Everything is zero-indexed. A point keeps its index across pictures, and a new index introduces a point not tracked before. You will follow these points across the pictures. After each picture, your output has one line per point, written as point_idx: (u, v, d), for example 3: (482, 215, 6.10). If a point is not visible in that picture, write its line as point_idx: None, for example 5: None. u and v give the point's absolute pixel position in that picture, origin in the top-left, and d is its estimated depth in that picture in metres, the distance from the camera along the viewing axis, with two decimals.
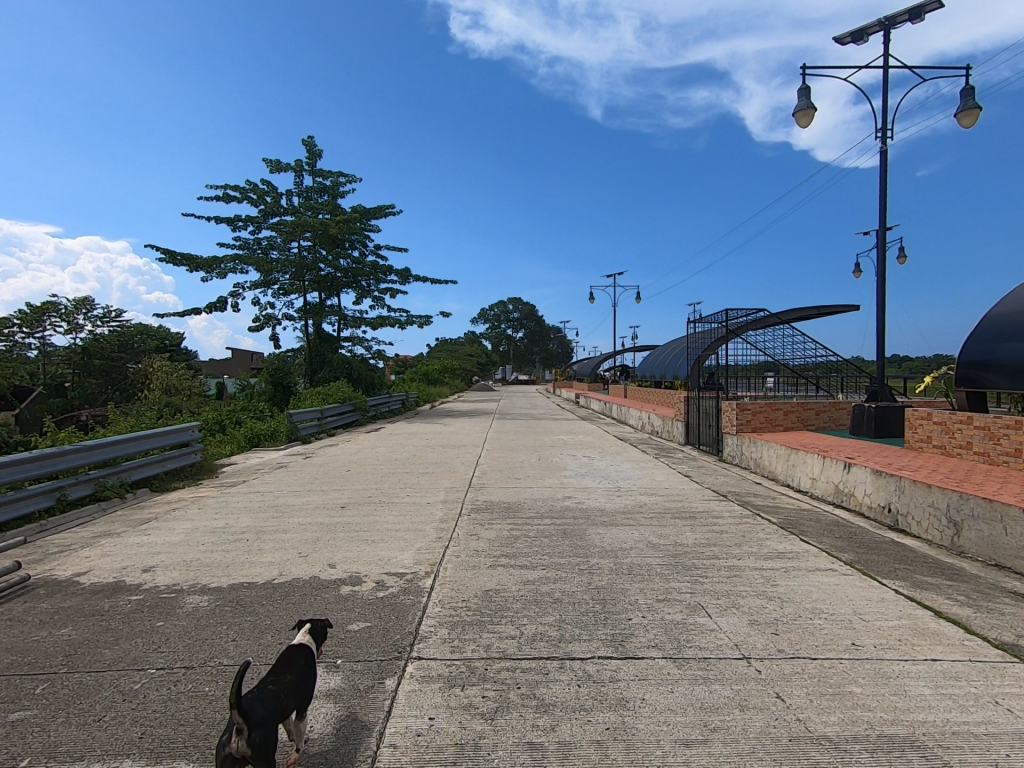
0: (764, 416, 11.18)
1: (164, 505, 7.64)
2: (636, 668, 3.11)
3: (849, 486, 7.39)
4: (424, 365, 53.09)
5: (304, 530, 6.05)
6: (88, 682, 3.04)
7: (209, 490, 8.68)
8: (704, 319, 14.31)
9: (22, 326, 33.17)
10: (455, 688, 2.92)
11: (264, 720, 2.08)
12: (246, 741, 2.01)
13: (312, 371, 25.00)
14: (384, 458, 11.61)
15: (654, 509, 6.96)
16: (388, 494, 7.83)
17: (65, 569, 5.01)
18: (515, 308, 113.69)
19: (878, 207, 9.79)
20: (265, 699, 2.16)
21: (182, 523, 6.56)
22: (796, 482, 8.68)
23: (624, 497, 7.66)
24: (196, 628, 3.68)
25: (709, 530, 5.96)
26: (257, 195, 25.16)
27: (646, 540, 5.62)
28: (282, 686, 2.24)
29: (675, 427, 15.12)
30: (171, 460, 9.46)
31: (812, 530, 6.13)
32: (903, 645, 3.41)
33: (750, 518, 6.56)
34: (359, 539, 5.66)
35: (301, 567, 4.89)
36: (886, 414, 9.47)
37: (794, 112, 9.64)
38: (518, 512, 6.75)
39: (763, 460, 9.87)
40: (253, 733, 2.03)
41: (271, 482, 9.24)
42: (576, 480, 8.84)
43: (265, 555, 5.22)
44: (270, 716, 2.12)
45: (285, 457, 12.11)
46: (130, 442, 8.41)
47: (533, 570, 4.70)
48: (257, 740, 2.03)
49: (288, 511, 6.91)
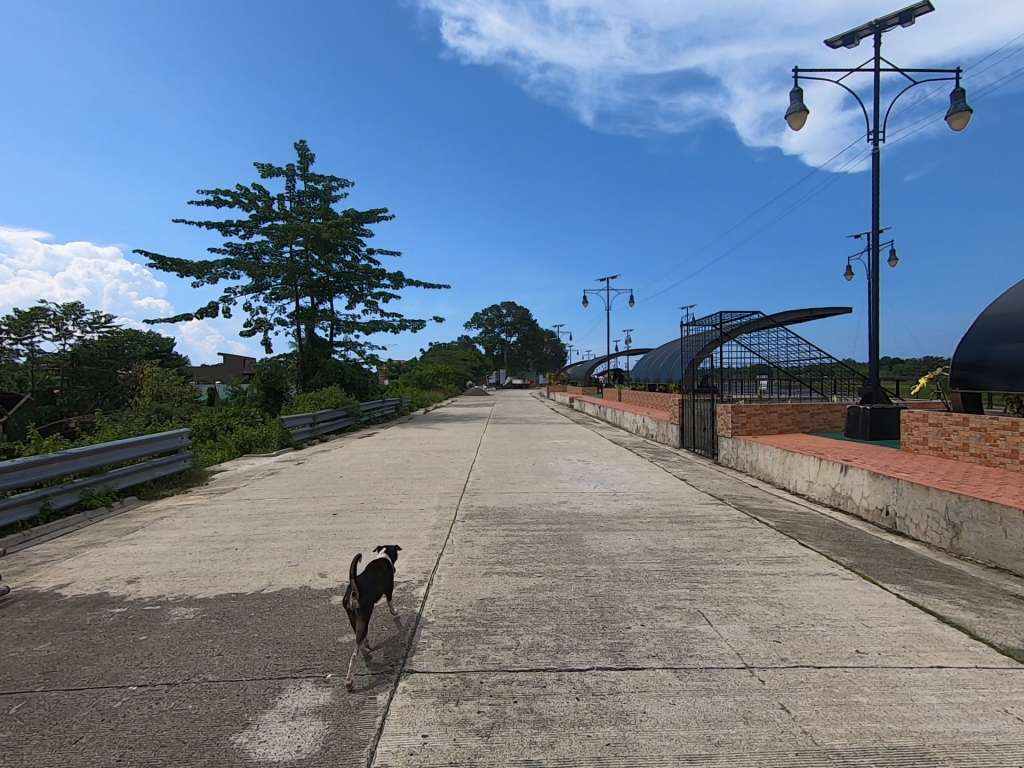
0: (759, 419, 11.16)
1: (151, 514, 7.48)
2: (636, 679, 3.01)
3: (845, 488, 7.36)
4: (418, 370, 52.86)
5: (295, 539, 5.91)
6: (66, 701, 2.92)
7: (198, 497, 8.51)
8: (698, 322, 14.29)
9: (10, 332, 32.77)
10: (449, 704, 2.81)
11: (368, 590, 3.24)
12: (358, 600, 3.16)
13: (304, 376, 24.84)
14: (378, 464, 11.47)
15: (650, 513, 6.88)
16: (381, 501, 7.70)
17: (47, 580, 4.86)
18: (509, 312, 113.69)
19: (871, 209, 9.80)
20: (368, 580, 3.32)
21: (169, 532, 6.40)
22: (792, 485, 8.64)
23: (620, 501, 7.57)
24: (180, 642, 3.55)
25: (706, 535, 5.88)
26: (249, 199, 25.01)
27: (643, 545, 5.53)
28: (378, 576, 3.40)
29: (670, 430, 15.08)
30: (160, 467, 9.30)
31: (810, 533, 6.06)
32: (908, 653, 3.33)
33: (747, 522, 6.49)
34: (351, 548, 5.53)
35: (290, 576, 4.76)
36: (880, 416, 9.45)
37: (786, 115, 9.65)
38: (514, 518, 6.64)
39: (758, 463, 9.83)
40: (362, 596, 3.18)
41: (262, 488, 9.10)
42: (571, 485, 8.76)
43: (254, 564, 5.09)
44: (370, 592, 3.26)
45: (276, 463, 11.94)
46: (117, 449, 8.25)
47: (529, 577, 4.60)
48: (364, 601, 3.18)
49: (278, 519, 6.76)
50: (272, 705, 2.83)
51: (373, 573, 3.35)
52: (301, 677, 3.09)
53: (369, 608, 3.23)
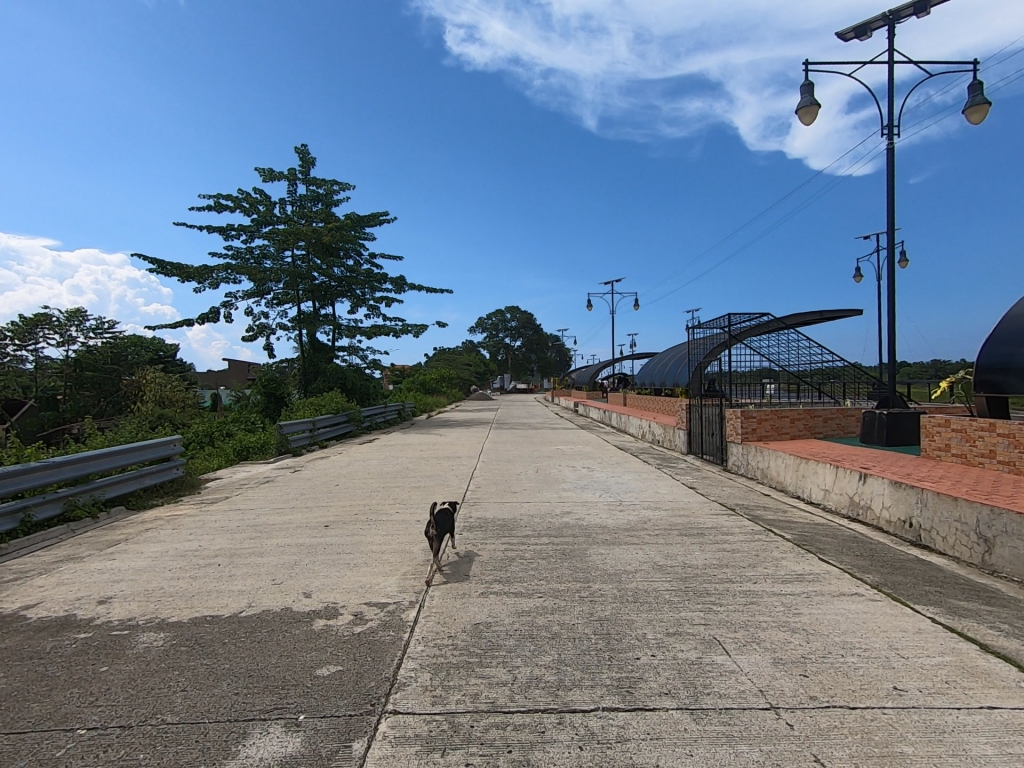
0: (770, 424, 10.78)
1: (136, 525, 7.16)
2: (648, 724, 2.66)
3: (865, 498, 6.97)
4: (421, 374, 52.51)
5: (282, 554, 5.58)
6: (3, 748, 2.58)
7: (187, 508, 8.20)
8: (705, 324, 13.93)
9: (14, 338, 32.84)
10: (433, 755, 2.47)
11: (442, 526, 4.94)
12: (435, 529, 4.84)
13: (306, 381, 24.61)
14: (375, 471, 11.14)
15: (659, 525, 6.51)
16: (376, 511, 7.36)
17: (13, 600, 4.54)
18: (513, 317, 113.38)
19: (885, 205, 9.44)
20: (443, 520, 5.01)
21: (151, 546, 6.09)
22: (806, 494, 8.27)
23: (626, 512, 7.20)
24: (142, 676, 3.23)
25: (719, 549, 5.51)
26: (250, 204, 24.89)
27: (652, 561, 5.16)
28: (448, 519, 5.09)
29: (677, 436, 14.70)
30: (150, 476, 8.99)
31: (830, 547, 5.69)
32: (953, 691, 2.95)
33: (761, 535, 6.12)
34: (340, 564, 5.19)
35: (272, 596, 4.43)
36: (898, 421, 9.05)
37: (797, 109, 9.32)
38: (514, 531, 6.28)
39: (770, 470, 9.46)
40: (438, 527, 4.89)
41: (254, 498, 8.76)
42: (575, 494, 8.39)
43: (235, 582, 4.77)
44: (442, 527, 4.95)
45: (273, 471, 11.64)
46: (103, 457, 7.95)
47: (529, 598, 4.25)
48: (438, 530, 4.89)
49: (267, 532, 6.43)
50: (232, 755, 2.49)
51: (445, 515, 5.06)
52: (271, 719, 2.76)
53: (441, 536, 4.91)
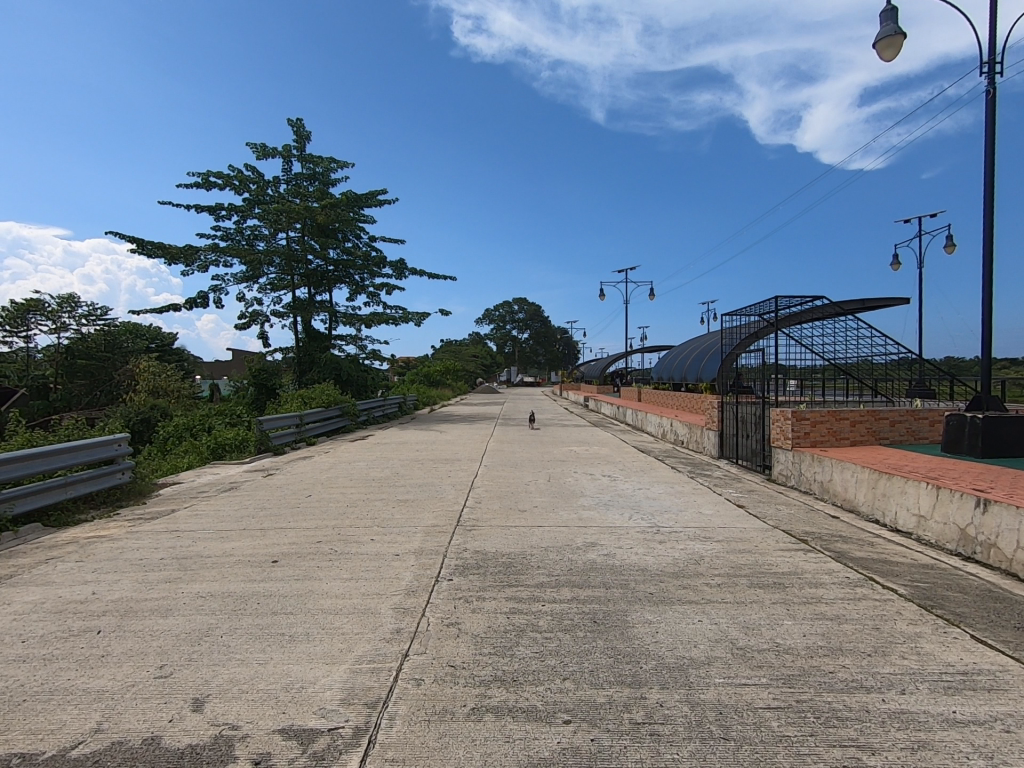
0: (827, 427, 9.02)
1: (37, 555, 5.55)
2: None
3: (986, 533, 5.27)
4: (425, 367, 50.64)
5: (195, 613, 3.93)
6: None
7: (116, 528, 6.55)
8: (744, 309, 12.18)
9: (5, 324, 31.55)
10: None
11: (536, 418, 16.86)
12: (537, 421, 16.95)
13: (301, 373, 23.12)
14: (358, 478, 9.44)
15: (719, 570, 4.80)
16: (344, 539, 5.70)
17: None
18: (520, 308, 111.21)
19: (988, 152, 7.59)
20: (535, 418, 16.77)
21: (30, 592, 4.44)
22: (889, 519, 6.59)
23: (669, 546, 5.48)
24: None
25: (818, 617, 3.83)
26: (241, 182, 23.40)
27: (728, 642, 3.46)
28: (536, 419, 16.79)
29: (706, 437, 12.98)
30: (84, 484, 7.41)
31: (973, 614, 4.00)
32: None
33: (865, 589, 4.42)
34: (270, 637, 3.56)
35: (142, 708, 2.79)
36: (995, 428, 7.33)
37: (876, 41, 7.56)
38: (522, 578, 4.58)
39: (835, 484, 7.78)
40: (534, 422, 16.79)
41: (202, 514, 7.12)
42: (600, 515, 6.73)
43: (106, 673, 3.14)
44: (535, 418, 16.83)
45: (241, 475, 10.00)
46: (17, 463, 6.37)
47: (549, 729, 2.58)
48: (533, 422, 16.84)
49: (192, 572, 4.78)
50: None
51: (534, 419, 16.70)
52: None
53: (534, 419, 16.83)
